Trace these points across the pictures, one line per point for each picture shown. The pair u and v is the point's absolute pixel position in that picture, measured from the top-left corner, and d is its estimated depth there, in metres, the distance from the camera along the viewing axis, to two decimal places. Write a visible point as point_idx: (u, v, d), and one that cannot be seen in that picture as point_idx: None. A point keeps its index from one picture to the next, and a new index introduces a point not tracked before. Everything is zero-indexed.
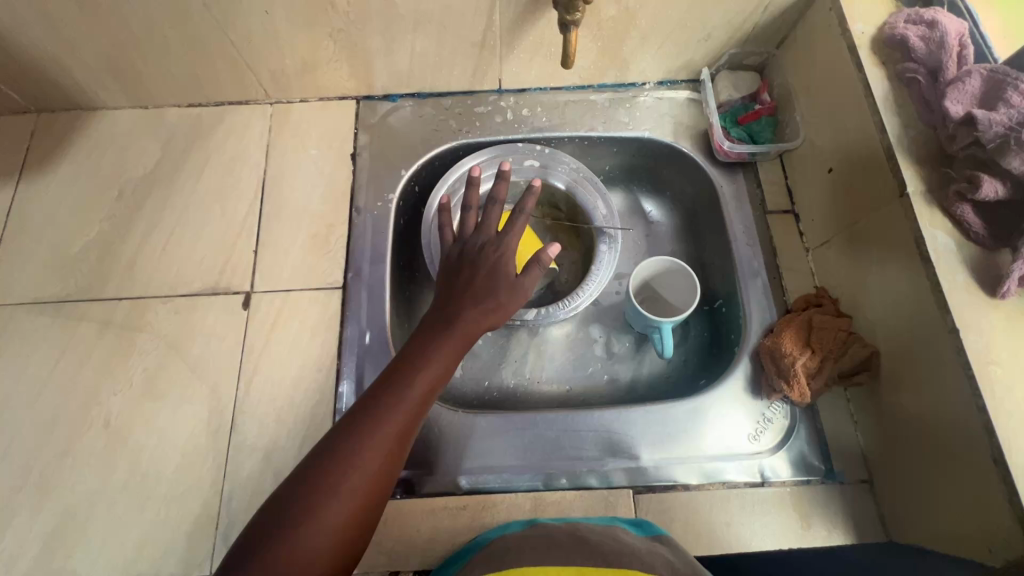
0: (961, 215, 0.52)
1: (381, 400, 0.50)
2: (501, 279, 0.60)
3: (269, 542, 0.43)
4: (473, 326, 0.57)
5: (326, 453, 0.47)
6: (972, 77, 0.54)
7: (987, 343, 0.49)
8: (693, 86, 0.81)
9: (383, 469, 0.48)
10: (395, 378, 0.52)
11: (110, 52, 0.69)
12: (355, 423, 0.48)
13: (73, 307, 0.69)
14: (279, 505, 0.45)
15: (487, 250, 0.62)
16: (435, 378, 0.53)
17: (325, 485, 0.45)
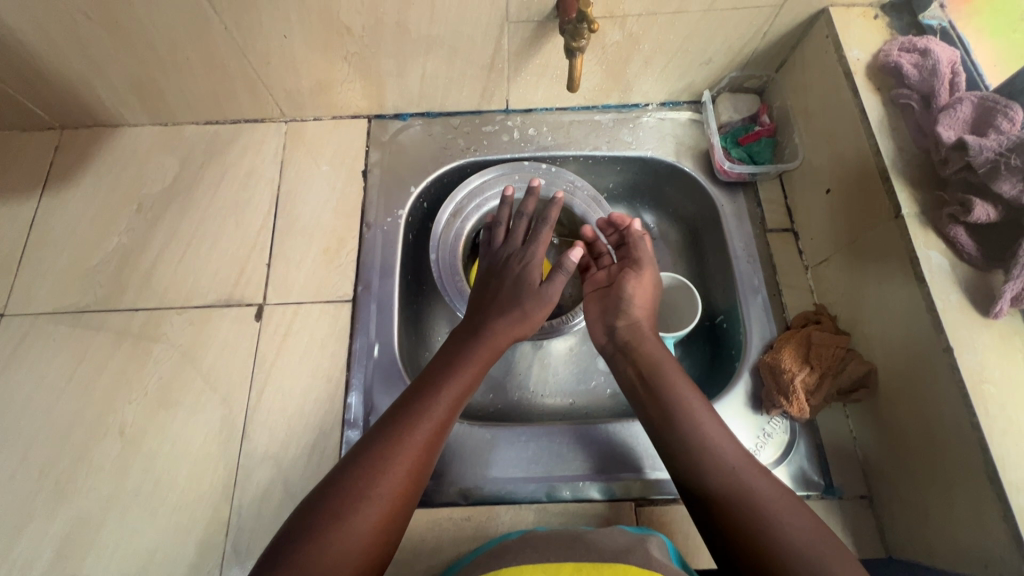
0: (954, 237, 0.54)
1: (412, 410, 0.54)
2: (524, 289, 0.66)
3: (302, 542, 0.45)
4: (499, 341, 0.62)
5: (357, 459, 0.50)
6: (962, 104, 0.56)
7: (980, 361, 0.50)
8: (695, 107, 0.83)
9: (412, 475, 0.51)
10: (425, 390, 0.56)
11: (134, 73, 0.72)
12: (385, 430, 0.52)
13: (92, 317, 0.71)
14: (312, 508, 0.48)
15: (512, 262, 0.68)
16: (462, 390, 0.57)
17: (357, 489, 0.48)
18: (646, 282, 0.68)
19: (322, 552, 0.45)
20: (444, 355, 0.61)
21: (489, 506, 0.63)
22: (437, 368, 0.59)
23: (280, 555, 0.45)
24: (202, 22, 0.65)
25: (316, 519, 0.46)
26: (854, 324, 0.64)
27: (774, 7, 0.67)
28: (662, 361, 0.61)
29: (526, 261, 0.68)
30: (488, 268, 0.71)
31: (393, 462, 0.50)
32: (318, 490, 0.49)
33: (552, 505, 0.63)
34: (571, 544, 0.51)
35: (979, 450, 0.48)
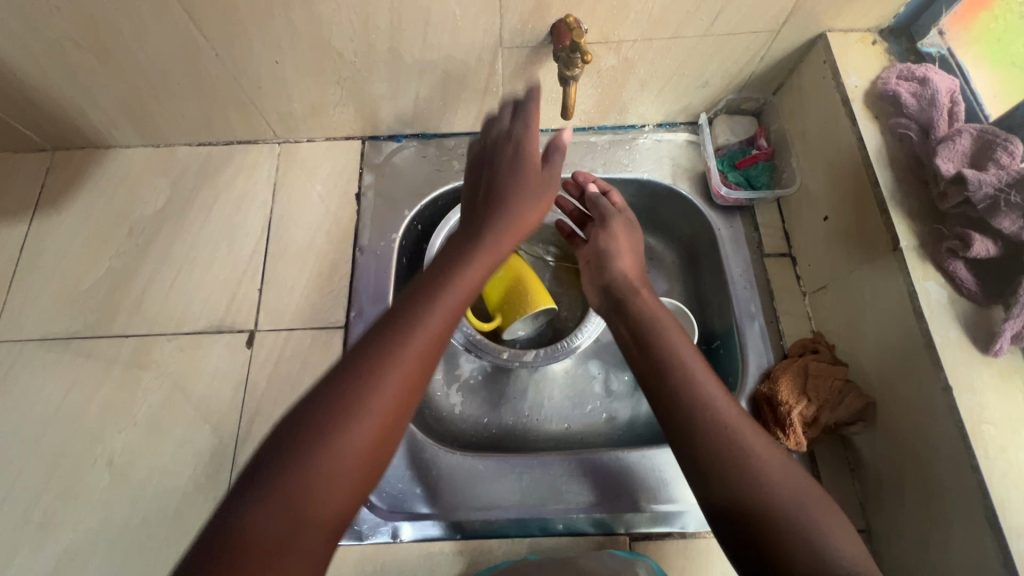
0: (953, 271, 0.53)
1: (406, 318, 0.47)
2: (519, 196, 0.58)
3: (276, 473, 0.39)
4: (497, 245, 0.55)
5: (337, 377, 0.43)
6: (962, 136, 0.55)
7: (979, 400, 0.50)
8: (692, 128, 0.82)
9: (405, 393, 0.44)
10: (421, 297, 0.48)
11: (125, 98, 0.71)
12: (370, 341, 0.45)
13: (81, 344, 0.70)
14: (289, 431, 0.41)
15: (505, 143, 0.60)
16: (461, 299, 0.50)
17: (342, 408, 0.41)
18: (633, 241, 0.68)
19: (299, 486, 0.39)
20: (442, 263, 0.54)
21: (481, 539, 0.63)
22: (434, 273, 0.52)
23: (250, 489, 0.38)
24: (193, 49, 0.64)
25: (294, 447, 0.40)
26: (852, 354, 0.63)
27: (771, 32, 0.66)
28: (669, 330, 0.57)
29: (525, 151, 0.59)
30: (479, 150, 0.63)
31: (382, 378, 0.43)
32: (295, 410, 0.43)
33: (545, 539, 0.63)
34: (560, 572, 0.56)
35: (978, 494, 0.47)
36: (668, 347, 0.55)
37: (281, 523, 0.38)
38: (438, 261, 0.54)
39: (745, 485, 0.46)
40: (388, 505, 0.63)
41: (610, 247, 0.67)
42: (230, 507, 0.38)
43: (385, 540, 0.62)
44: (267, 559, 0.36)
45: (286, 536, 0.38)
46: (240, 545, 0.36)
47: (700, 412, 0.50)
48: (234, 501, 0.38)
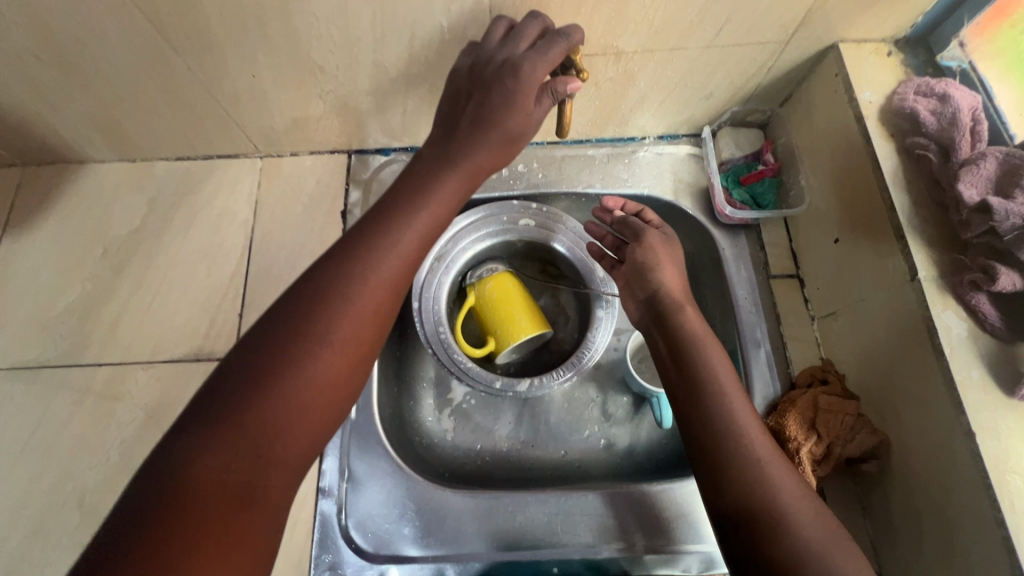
0: (975, 305, 0.50)
1: (353, 257, 0.46)
2: (494, 133, 0.51)
3: (220, 409, 0.40)
4: (457, 185, 0.51)
5: (304, 301, 0.44)
6: (986, 159, 0.51)
7: (1004, 446, 0.47)
8: (694, 141, 0.78)
9: (371, 324, 0.46)
10: (371, 234, 0.47)
11: (94, 112, 0.67)
12: (338, 267, 0.46)
13: (52, 373, 0.67)
14: (233, 370, 0.42)
15: (492, 68, 0.51)
16: (417, 240, 0.48)
17: (286, 347, 0.42)
18: (672, 255, 0.63)
19: (248, 421, 0.40)
20: (411, 177, 0.51)
21: None
22: (381, 213, 0.49)
23: (194, 423, 0.40)
24: (163, 62, 0.60)
25: (237, 386, 0.41)
26: (864, 387, 0.60)
27: (780, 42, 0.62)
28: (705, 339, 0.56)
29: (518, 77, 0.50)
30: (467, 71, 0.54)
31: (329, 318, 0.44)
32: (237, 348, 0.44)
33: None
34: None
35: (1004, 549, 0.44)
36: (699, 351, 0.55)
37: (232, 457, 0.39)
38: (389, 198, 0.50)
39: (754, 494, 0.48)
40: (374, 547, 0.60)
41: (648, 260, 0.62)
42: (175, 441, 0.40)
43: None
44: (227, 500, 0.38)
45: (239, 470, 0.39)
46: (190, 482, 0.38)
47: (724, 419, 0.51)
48: (180, 434, 0.40)
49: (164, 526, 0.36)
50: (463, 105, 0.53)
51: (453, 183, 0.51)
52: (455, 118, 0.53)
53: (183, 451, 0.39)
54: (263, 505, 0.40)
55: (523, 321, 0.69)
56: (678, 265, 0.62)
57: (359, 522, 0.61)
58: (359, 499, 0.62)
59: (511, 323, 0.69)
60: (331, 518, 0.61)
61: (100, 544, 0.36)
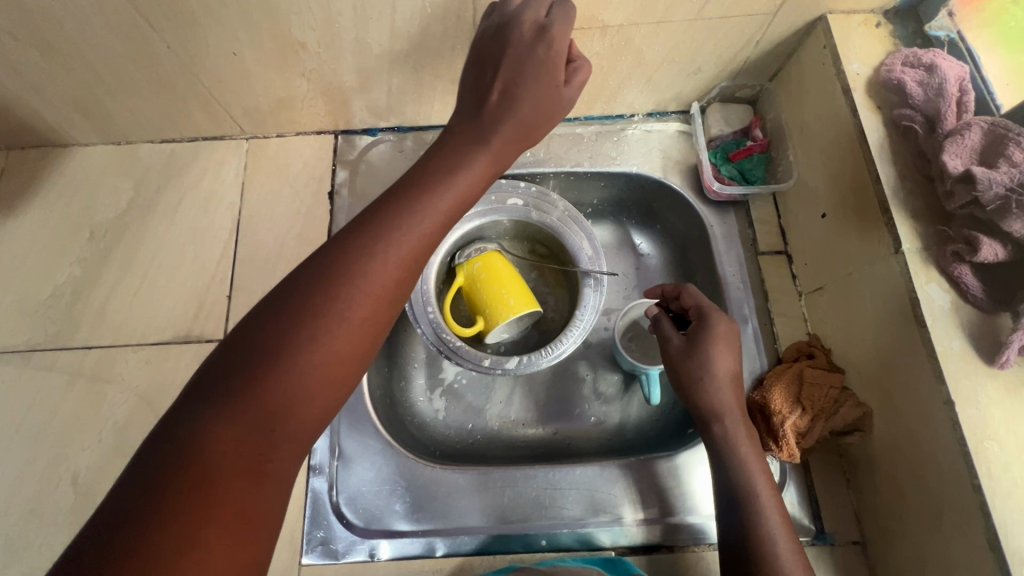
0: (958, 276, 0.50)
1: (375, 230, 0.42)
2: (521, 106, 0.49)
3: (231, 384, 0.37)
4: (490, 163, 0.48)
5: (323, 273, 0.40)
6: (971, 130, 0.51)
7: (983, 416, 0.47)
8: (683, 118, 0.78)
9: (389, 297, 0.42)
10: (395, 209, 0.44)
11: (77, 94, 0.67)
12: (359, 238, 0.42)
13: (41, 357, 0.67)
14: (242, 341, 0.38)
15: (521, 33, 0.50)
16: (443, 215, 0.45)
17: (300, 317, 0.39)
18: (709, 360, 0.58)
19: (261, 396, 0.36)
20: (442, 150, 0.48)
21: (461, 557, 0.60)
22: (408, 188, 0.45)
23: (203, 396, 0.36)
24: (142, 42, 0.59)
25: (251, 362, 0.37)
26: (849, 360, 0.60)
27: (768, 14, 0.61)
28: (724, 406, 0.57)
29: (542, 53, 0.49)
30: (491, 36, 0.51)
31: (348, 293, 0.40)
32: (249, 320, 0.40)
33: (527, 555, 0.60)
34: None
35: (981, 515, 0.45)
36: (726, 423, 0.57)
37: (246, 431, 0.36)
38: (417, 173, 0.47)
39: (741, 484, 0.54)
40: (365, 522, 0.61)
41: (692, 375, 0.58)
42: (185, 412, 0.36)
43: (360, 560, 0.60)
44: (238, 473, 0.35)
45: (252, 444, 0.36)
46: (202, 457, 0.34)
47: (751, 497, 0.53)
48: (188, 407, 0.36)
49: (171, 501, 0.32)
50: (491, 76, 0.50)
51: (484, 160, 0.47)
52: (481, 93, 0.50)
53: (195, 421, 0.35)
54: (273, 482, 0.37)
55: (506, 295, 0.68)
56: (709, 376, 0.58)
57: (350, 498, 0.62)
58: (349, 476, 0.63)
59: (500, 297, 0.68)
60: (322, 494, 0.62)
61: (91, 523, 0.32)
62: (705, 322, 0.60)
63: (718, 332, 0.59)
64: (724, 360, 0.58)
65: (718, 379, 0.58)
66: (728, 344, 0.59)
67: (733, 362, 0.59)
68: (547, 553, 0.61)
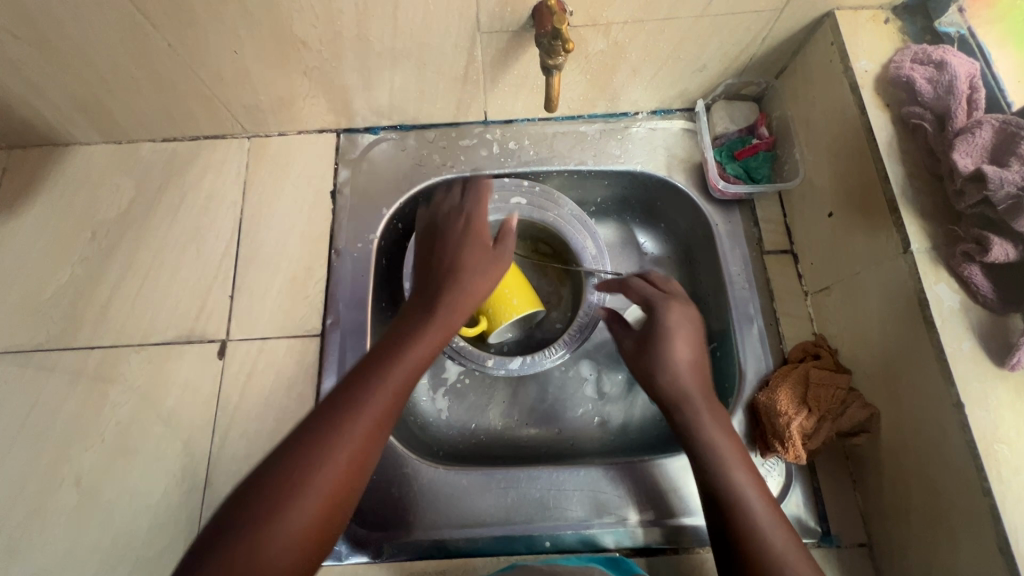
0: (968, 277, 0.49)
1: (352, 388, 0.49)
2: (474, 257, 0.60)
3: (226, 552, 0.40)
4: (448, 319, 0.56)
5: (298, 446, 0.45)
6: (982, 128, 0.50)
7: (993, 418, 0.46)
8: (688, 116, 0.77)
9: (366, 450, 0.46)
10: (364, 375, 0.50)
11: (77, 93, 0.66)
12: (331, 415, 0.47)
13: (44, 356, 0.67)
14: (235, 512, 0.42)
15: (455, 227, 0.63)
16: (425, 352, 0.53)
17: (284, 495, 0.42)
18: (677, 350, 0.61)
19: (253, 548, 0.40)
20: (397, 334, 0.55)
21: (465, 559, 0.60)
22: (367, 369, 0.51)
23: (204, 553, 0.40)
24: (142, 40, 0.59)
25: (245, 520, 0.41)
26: (856, 361, 0.59)
27: (774, 11, 0.60)
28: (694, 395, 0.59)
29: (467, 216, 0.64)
30: (422, 240, 0.65)
31: (331, 454, 0.45)
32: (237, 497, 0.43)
33: (531, 557, 0.60)
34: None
35: (990, 518, 0.44)
36: (693, 411, 0.58)
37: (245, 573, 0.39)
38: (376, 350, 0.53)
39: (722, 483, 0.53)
40: (367, 524, 0.61)
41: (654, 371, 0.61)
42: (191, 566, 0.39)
43: (364, 561, 0.60)
44: None
45: None
46: None
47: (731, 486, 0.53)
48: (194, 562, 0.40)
49: None
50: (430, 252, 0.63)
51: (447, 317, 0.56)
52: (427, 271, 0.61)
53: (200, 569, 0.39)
54: None
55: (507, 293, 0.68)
56: (677, 366, 0.60)
57: None
58: None
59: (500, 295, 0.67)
60: None
61: None
62: (663, 305, 0.64)
63: (676, 320, 0.63)
64: (688, 344, 0.62)
65: (683, 364, 0.61)
66: (689, 324, 0.63)
67: (691, 349, 0.62)
68: (551, 554, 0.60)
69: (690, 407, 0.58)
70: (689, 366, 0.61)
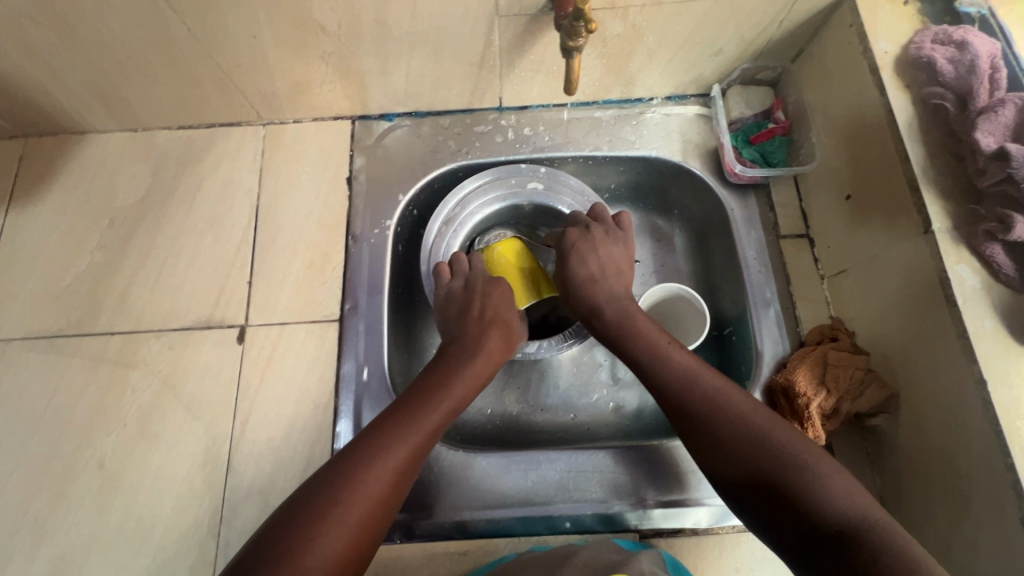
0: (990, 256, 0.49)
1: (410, 403, 0.55)
2: (503, 306, 0.65)
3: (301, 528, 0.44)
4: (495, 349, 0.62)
5: (363, 445, 0.50)
6: (1006, 107, 0.50)
7: (1017, 394, 0.46)
8: (703, 101, 0.77)
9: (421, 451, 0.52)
10: (421, 392, 0.56)
11: (95, 80, 0.66)
12: (389, 422, 0.52)
13: (65, 342, 0.67)
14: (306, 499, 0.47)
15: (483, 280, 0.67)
16: (462, 397, 0.57)
17: (349, 482, 0.47)
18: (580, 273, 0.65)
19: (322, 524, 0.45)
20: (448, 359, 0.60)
21: (486, 539, 0.60)
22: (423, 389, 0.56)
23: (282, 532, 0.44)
24: (162, 25, 0.59)
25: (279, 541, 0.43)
26: (874, 343, 0.60)
27: None
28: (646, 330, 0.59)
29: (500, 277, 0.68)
30: (461, 290, 0.66)
31: (371, 474, 0.48)
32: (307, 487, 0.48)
33: (551, 537, 0.61)
34: (554, 565, 0.54)
35: (1013, 493, 0.45)
36: (662, 357, 0.57)
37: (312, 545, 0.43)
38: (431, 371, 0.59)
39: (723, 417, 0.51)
40: None
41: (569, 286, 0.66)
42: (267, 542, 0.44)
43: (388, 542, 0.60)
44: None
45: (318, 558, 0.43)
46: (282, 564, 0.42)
47: (720, 416, 0.51)
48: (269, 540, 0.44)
49: None
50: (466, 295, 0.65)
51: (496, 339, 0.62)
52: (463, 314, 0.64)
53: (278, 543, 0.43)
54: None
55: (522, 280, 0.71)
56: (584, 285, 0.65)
57: None
58: None
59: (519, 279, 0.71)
60: None
61: None
62: (564, 235, 0.68)
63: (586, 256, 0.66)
64: (591, 261, 0.65)
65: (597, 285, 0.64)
66: (595, 245, 0.66)
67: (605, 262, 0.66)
68: (571, 535, 0.61)
69: (661, 357, 0.57)
70: (592, 281, 0.65)
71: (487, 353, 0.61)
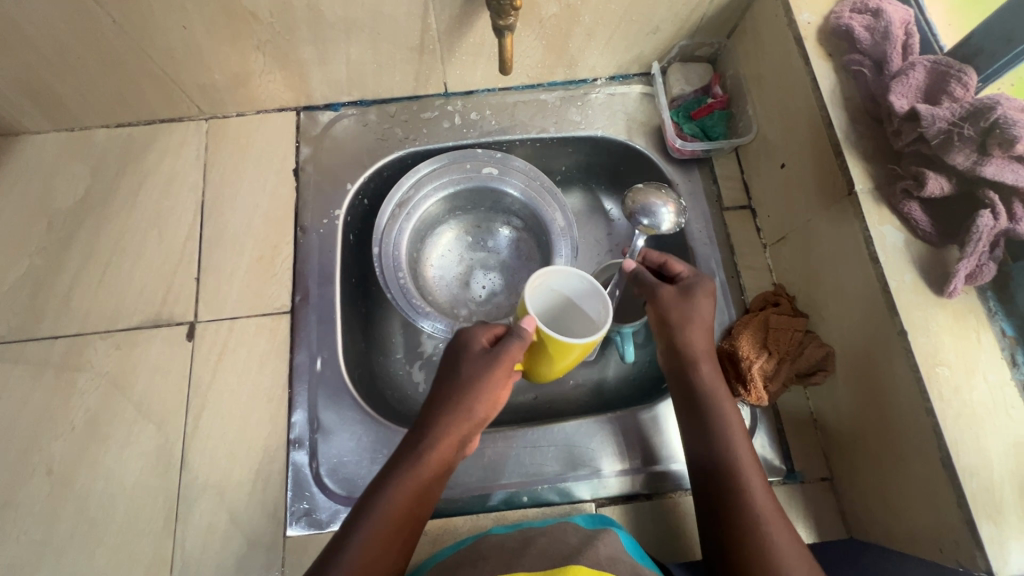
0: (908, 213, 0.52)
1: (386, 476, 0.50)
2: (472, 357, 0.52)
3: None
4: (472, 408, 0.51)
5: (347, 529, 0.48)
6: (915, 70, 0.53)
7: (934, 342, 0.49)
8: (645, 80, 0.78)
9: (394, 527, 0.48)
10: (402, 462, 0.51)
11: (21, 77, 0.64)
12: (369, 502, 0.49)
13: (7, 349, 0.66)
14: None
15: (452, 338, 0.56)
16: (435, 463, 0.51)
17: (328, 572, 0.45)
18: (673, 334, 0.59)
19: None
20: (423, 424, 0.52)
21: (446, 518, 0.61)
22: (403, 459, 0.51)
23: None
24: (87, 17, 0.58)
25: None
26: (812, 306, 0.62)
27: None
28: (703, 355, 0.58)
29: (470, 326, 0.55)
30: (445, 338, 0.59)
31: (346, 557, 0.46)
32: None
33: (509, 513, 0.62)
34: (507, 553, 0.52)
35: (933, 435, 0.47)
36: (733, 469, 0.52)
37: None
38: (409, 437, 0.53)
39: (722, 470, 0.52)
40: (346, 492, 0.61)
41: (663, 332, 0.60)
42: None
43: None
44: None
45: None
46: None
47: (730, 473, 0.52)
48: None
49: None
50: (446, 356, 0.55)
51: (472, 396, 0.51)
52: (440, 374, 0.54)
53: None
54: None
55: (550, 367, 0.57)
56: (684, 354, 0.58)
57: (331, 469, 0.62)
58: (329, 447, 0.63)
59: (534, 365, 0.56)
60: (304, 467, 0.62)
61: None
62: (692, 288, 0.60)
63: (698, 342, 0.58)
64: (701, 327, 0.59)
65: (706, 361, 0.58)
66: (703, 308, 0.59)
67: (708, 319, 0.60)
68: (528, 511, 0.62)
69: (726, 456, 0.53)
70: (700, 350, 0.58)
71: (429, 463, 0.51)
